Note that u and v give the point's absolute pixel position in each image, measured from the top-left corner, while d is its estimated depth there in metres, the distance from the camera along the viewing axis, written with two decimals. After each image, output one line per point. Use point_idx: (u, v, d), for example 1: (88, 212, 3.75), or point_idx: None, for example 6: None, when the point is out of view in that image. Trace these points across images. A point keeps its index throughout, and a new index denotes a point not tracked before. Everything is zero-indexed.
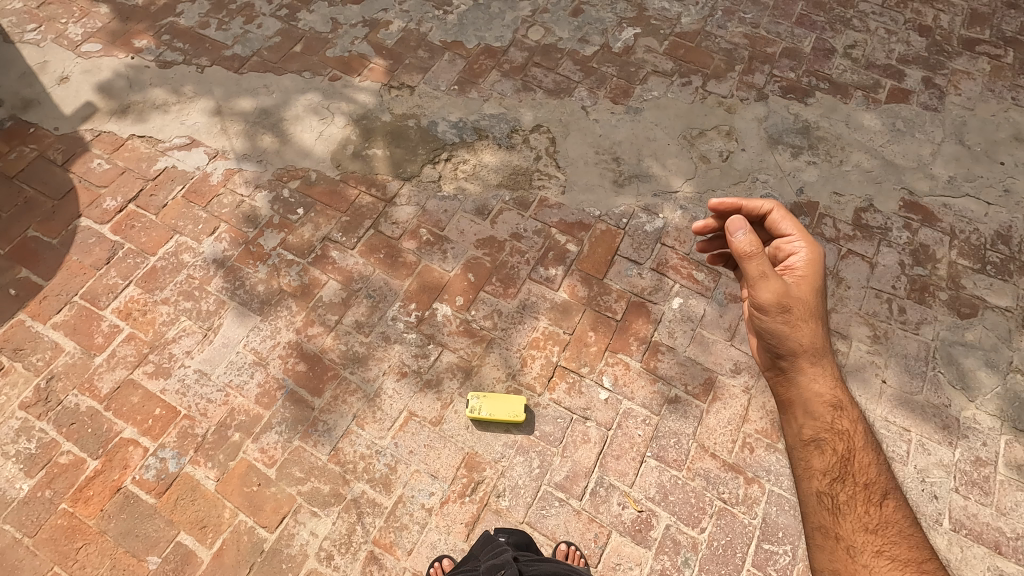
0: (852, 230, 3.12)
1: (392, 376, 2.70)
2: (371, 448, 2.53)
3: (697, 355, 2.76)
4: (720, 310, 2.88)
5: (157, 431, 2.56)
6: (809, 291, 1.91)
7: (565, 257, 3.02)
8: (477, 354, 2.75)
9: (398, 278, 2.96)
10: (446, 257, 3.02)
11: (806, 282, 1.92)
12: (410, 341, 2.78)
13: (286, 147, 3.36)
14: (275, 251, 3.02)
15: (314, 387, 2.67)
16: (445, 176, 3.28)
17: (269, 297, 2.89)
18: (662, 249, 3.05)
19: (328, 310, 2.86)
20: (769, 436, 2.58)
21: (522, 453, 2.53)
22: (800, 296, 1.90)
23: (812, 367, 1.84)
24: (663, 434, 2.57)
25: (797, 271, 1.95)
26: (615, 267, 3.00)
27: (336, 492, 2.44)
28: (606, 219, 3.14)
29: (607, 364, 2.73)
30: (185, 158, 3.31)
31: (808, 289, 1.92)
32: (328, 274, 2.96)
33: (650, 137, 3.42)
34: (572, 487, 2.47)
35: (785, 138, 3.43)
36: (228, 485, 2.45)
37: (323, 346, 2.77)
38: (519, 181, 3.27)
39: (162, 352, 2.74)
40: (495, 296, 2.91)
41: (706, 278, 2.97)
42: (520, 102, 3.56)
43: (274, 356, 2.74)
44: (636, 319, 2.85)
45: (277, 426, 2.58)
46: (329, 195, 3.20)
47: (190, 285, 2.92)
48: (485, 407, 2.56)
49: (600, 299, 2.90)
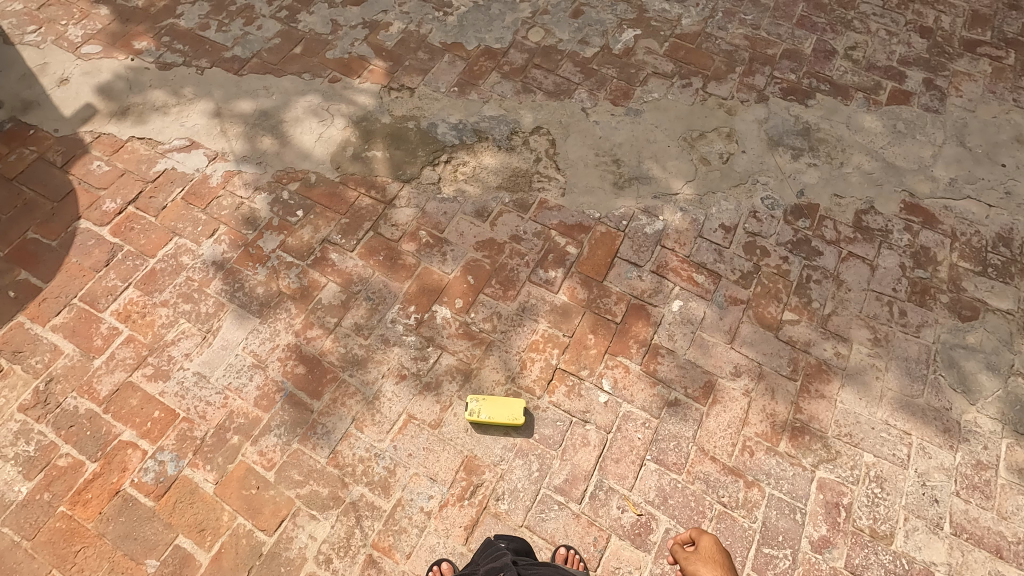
0: (853, 233, 3.12)
1: (391, 379, 2.69)
2: (370, 451, 2.53)
3: (698, 358, 2.75)
4: (721, 312, 2.87)
5: (156, 433, 2.56)
6: (711, 548, 1.94)
7: (565, 259, 3.02)
8: (476, 357, 2.75)
9: (397, 280, 2.95)
10: (445, 260, 3.02)
11: (705, 545, 1.96)
12: (409, 344, 2.78)
13: (285, 149, 3.35)
14: (275, 254, 3.02)
15: (313, 389, 2.67)
16: (445, 178, 3.28)
17: (269, 299, 2.89)
18: (662, 252, 3.04)
19: (328, 312, 2.86)
20: (769, 439, 2.57)
21: (521, 456, 2.53)
22: (700, 555, 1.92)
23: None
24: (663, 437, 2.57)
25: (703, 547, 1.96)
26: (615, 270, 2.99)
27: (335, 495, 2.44)
28: (606, 221, 3.14)
29: (607, 367, 2.72)
30: (184, 159, 3.31)
31: (709, 550, 1.93)
32: (328, 276, 2.96)
33: (650, 139, 3.41)
34: (572, 491, 2.46)
35: (786, 140, 3.42)
36: (226, 488, 2.45)
37: (323, 349, 2.77)
38: (519, 183, 3.26)
39: (161, 354, 2.74)
40: (495, 299, 2.90)
41: (707, 281, 2.96)
42: (520, 104, 3.55)
43: (273, 358, 2.74)
44: (635, 322, 2.84)
45: (276, 429, 2.58)
46: (329, 197, 3.20)
47: (189, 288, 2.92)
48: (484, 410, 2.55)
49: (600, 301, 2.89)
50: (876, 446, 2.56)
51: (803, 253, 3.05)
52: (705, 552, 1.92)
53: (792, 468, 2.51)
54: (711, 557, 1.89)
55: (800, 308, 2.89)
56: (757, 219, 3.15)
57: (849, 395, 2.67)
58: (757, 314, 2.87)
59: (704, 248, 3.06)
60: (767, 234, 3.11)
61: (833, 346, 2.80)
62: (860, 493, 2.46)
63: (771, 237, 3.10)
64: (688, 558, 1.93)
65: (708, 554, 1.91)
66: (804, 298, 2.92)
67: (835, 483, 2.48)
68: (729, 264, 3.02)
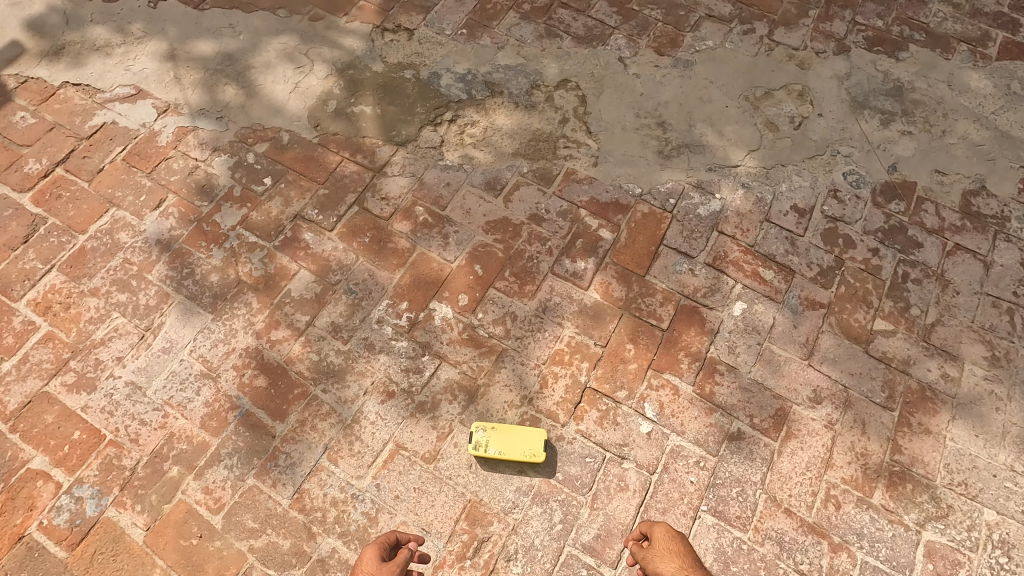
0: (960, 220, 2.48)
1: (376, 397, 2.12)
2: (345, 492, 1.98)
3: (766, 378, 2.16)
4: (794, 319, 2.26)
5: (73, 461, 2.01)
6: (664, 536, 1.68)
7: (598, 246, 2.41)
8: (484, 370, 2.17)
9: (386, 269, 2.36)
10: (447, 244, 2.42)
11: (660, 535, 1.68)
12: (399, 351, 2.20)
13: (252, 101, 2.72)
14: (234, 231, 2.41)
15: (276, 409, 2.10)
16: (450, 141, 2.66)
17: (224, 290, 2.30)
18: (719, 239, 2.42)
19: (298, 309, 2.27)
20: (861, 488, 1.99)
21: (540, 503, 1.96)
22: (655, 547, 1.64)
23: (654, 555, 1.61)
24: (723, 482, 2.00)
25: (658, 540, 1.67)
26: (660, 262, 2.37)
27: (298, 549, 1.90)
28: (649, 199, 2.51)
29: (650, 388, 2.13)
30: (128, 112, 2.67)
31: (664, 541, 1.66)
32: (299, 261, 2.36)
33: (703, 98, 2.76)
34: (605, 551, 1.90)
35: (873, 102, 2.75)
36: (160, 537, 1.90)
37: (289, 355, 2.19)
38: (541, 149, 2.63)
39: (87, 358, 2.17)
40: (508, 295, 2.31)
41: (777, 278, 2.34)
42: (542, 51, 2.88)
43: (226, 367, 2.16)
44: (686, 329, 2.24)
45: (226, 458, 2.02)
46: (304, 162, 2.58)
47: (125, 273, 2.33)
48: (493, 443, 1.99)
49: (642, 301, 2.29)
50: (1000, 499, 1.98)
51: (898, 244, 2.43)
52: (657, 542, 1.67)
53: (891, 527, 1.94)
54: (666, 547, 1.63)
55: (895, 316, 2.28)
56: (839, 200, 2.52)
57: (962, 431, 2.08)
58: (841, 323, 2.26)
59: (773, 236, 2.43)
60: (852, 219, 2.47)
61: (939, 366, 2.19)
62: (980, 563, 1.89)
63: (857, 223, 2.47)
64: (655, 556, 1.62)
65: (662, 545, 1.65)
66: (901, 302, 2.31)
67: (947, 550, 1.91)
68: (805, 257, 2.39)
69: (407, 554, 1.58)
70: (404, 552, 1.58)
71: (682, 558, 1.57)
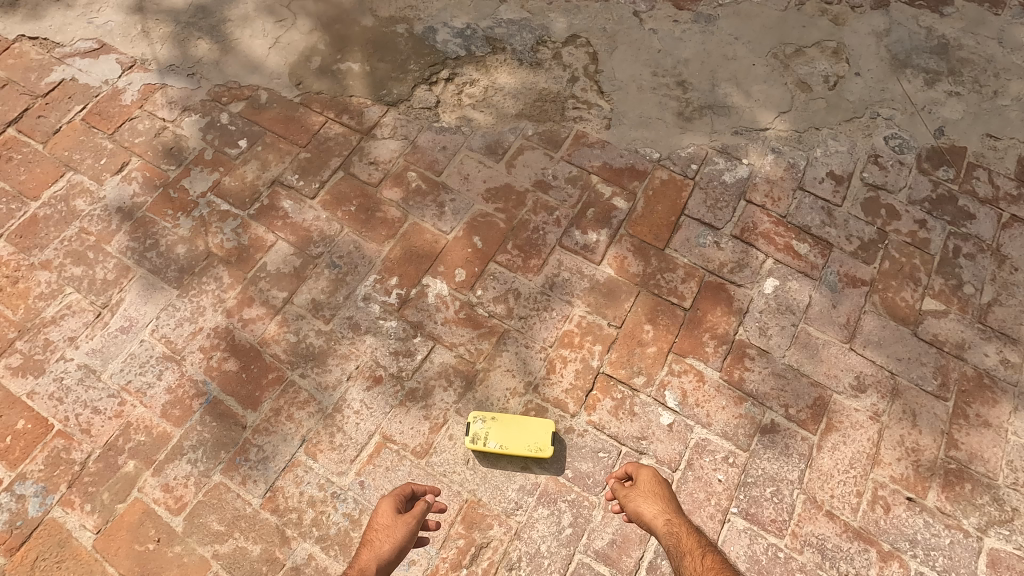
0: (1016, 189, 2.22)
1: (360, 383, 1.87)
2: (324, 491, 1.73)
3: (803, 363, 1.91)
4: (833, 297, 2.01)
5: (16, 454, 1.77)
6: (651, 480, 1.61)
7: (611, 216, 2.15)
8: (483, 354, 1.92)
9: (374, 241, 2.10)
10: (442, 213, 2.16)
11: (645, 478, 1.61)
12: (387, 332, 1.95)
13: (228, 57, 2.45)
14: (204, 198, 2.16)
15: (247, 396, 1.85)
16: (446, 102, 2.39)
17: (191, 263, 2.05)
18: (748, 209, 2.16)
19: (274, 284, 2.02)
20: (912, 488, 1.75)
21: (546, 504, 1.72)
22: (640, 492, 1.59)
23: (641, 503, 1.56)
24: (755, 480, 1.75)
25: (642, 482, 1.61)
26: (681, 233, 2.11)
27: (269, 556, 1.66)
28: (669, 164, 2.24)
29: (672, 374, 1.88)
30: (89, 68, 2.41)
31: (649, 484, 1.60)
32: (276, 231, 2.11)
33: (728, 56, 2.49)
34: (621, 560, 1.66)
35: (916, 60, 2.48)
36: (111, 541, 1.66)
37: (264, 336, 1.94)
38: (547, 110, 2.37)
39: (35, 338, 1.93)
40: (511, 270, 2.06)
41: (813, 252, 2.09)
42: (549, 4, 2.61)
43: (192, 348, 1.92)
44: (712, 308, 1.99)
45: (190, 452, 1.77)
46: (284, 123, 2.31)
47: (81, 243, 2.08)
48: (494, 436, 1.74)
49: (661, 277, 2.04)
50: None
51: (947, 215, 2.17)
52: (644, 486, 1.60)
53: (949, 533, 1.69)
54: (653, 493, 1.57)
55: (946, 295, 2.03)
56: (880, 167, 2.25)
57: None
58: (886, 302, 2.01)
59: (807, 206, 2.17)
60: (895, 187, 2.21)
61: (997, 350, 1.94)
62: None
63: (901, 192, 2.21)
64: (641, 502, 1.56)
65: (648, 489, 1.59)
66: (952, 279, 2.05)
67: (1014, 559, 1.66)
68: (844, 229, 2.13)
69: (423, 506, 1.53)
70: (419, 504, 1.52)
71: (670, 509, 1.54)
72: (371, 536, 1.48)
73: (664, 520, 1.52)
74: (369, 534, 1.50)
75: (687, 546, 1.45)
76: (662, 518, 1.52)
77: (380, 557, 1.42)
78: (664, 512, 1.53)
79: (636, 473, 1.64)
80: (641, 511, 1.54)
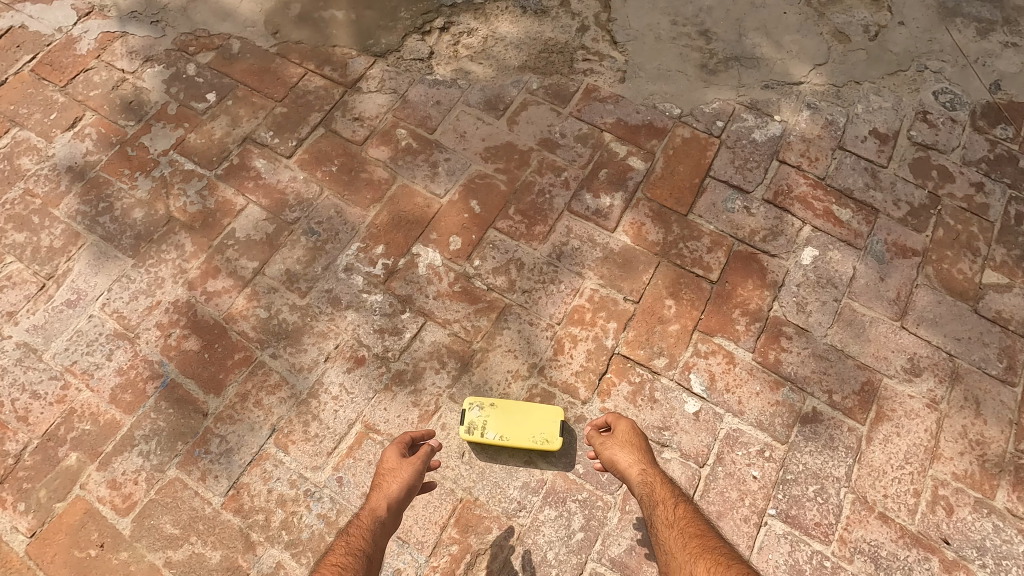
0: None
1: (340, 365, 1.63)
2: (296, 488, 1.49)
3: (848, 344, 1.66)
4: (881, 269, 1.76)
5: None
6: (628, 430, 1.44)
7: (627, 178, 1.90)
8: (481, 332, 1.68)
9: (358, 204, 1.85)
10: (435, 174, 1.91)
11: (622, 428, 1.45)
12: (372, 307, 1.71)
13: (196, 3, 2.19)
14: (165, 157, 1.91)
15: (209, 380, 1.61)
16: (441, 53, 2.13)
17: (149, 229, 1.80)
18: (781, 170, 1.91)
19: (243, 253, 1.77)
20: (978, 487, 1.51)
21: (554, 505, 1.48)
22: (617, 443, 1.42)
23: (618, 455, 1.40)
24: (795, 477, 1.51)
25: (619, 432, 1.44)
26: (706, 197, 1.86)
27: (231, 565, 1.42)
28: (691, 121, 1.99)
29: (698, 356, 1.64)
30: (42, 15, 2.16)
31: (626, 435, 1.43)
32: (247, 194, 1.86)
33: (756, 3, 2.22)
34: (641, 570, 1.42)
35: (966, 8, 2.21)
36: (48, 546, 1.43)
37: (230, 311, 1.70)
38: (553, 62, 2.11)
39: None
40: (513, 237, 1.81)
41: (856, 218, 1.83)
42: None
43: (147, 325, 1.67)
44: (742, 280, 1.74)
45: (141, 443, 1.53)
46: (258, 75, 2.06)
47: (26, 207, 1.83)
48: (493, 426, 1.51)
49: (684, 246, 1.79)
50: None
51: (1007, 177, 1.91)
52: (621, 436, 1.44)
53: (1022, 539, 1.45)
54: (629, 442, 1.42)
55: (1009, 266, 1.78)
56: (929, 124, 2.00)
57: None
58: (942, 274, 1.76)
59: (849, 167, 1.92)
60: (947, 147, 1.96)
61: None
62: None
63: (954, 152, 1.95)
64: (618, 453, 1.40)
65: (623, 438, 1.43)
66: (1015, 249, 1.80)
67: None
68: (891, 193, 1.88)
69: (429, 449, 1.41)
70: (425, 447, 1.41)
71: (646, 459, 1.40)
72: (378, 479, 1.38)
73: (639, 470, 1.37)
74: (377, 479, 1.40)
75: (660, 495, 1.34)
76: (638, 468, 1.37)
77: (389, 496, 1.32)
78: (640, 462, 1.38)
79: (613, 422, 1.47)
80: (615, 461, 1.39)
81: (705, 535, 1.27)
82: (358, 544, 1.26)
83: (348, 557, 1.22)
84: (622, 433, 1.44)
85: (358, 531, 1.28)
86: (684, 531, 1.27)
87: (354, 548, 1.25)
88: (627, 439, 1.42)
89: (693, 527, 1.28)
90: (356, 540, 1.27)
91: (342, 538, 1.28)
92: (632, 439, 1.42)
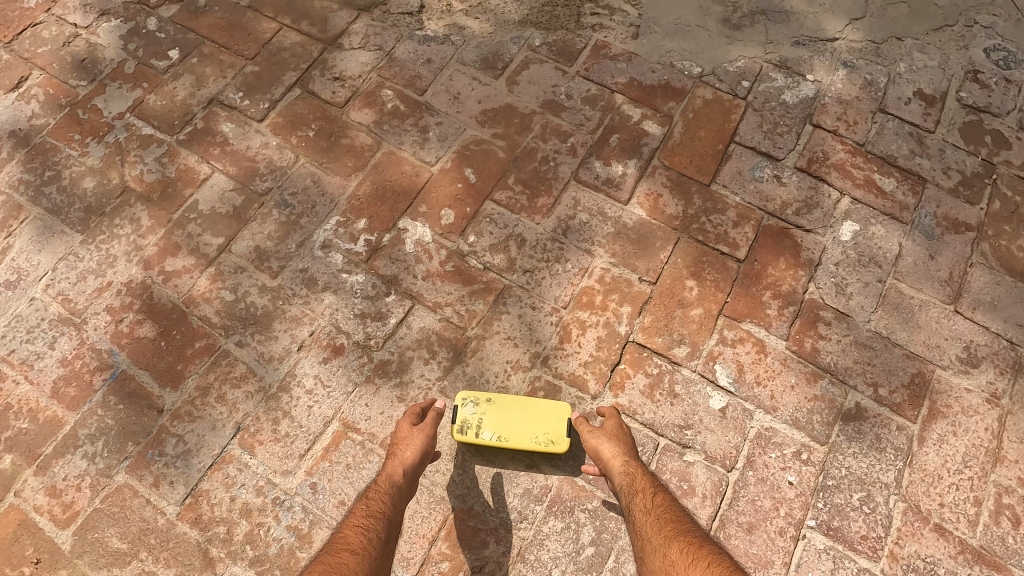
0: None
1: (316, 354, 1.43)
2: (263, 496, 1.30)
3: (894, 330, 1.46)
4: (930, 245, 1.55)
5: None
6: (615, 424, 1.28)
7: (641, 145, 1.68)
8: (476, 317, 1.47)
9: (337, 173, 1.64)
10: (425, 139, 1.69)
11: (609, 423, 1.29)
12: (353, 288, 1.50)
13: None
14: (121, 120, 1.69)
15: (166, 371, 1.41)
16: (432, 6, 1.91)
17: (101, 201, 1.59)
18: (815, 135, 1.69)
19: (206, 228, 1.56)
20: None
21: (560, 515, 1.29)
22: (601, 434, 1.26)
23: (599, 444, 1.24)
24: (838, 484, 1.31)
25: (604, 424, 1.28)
26: (731, 165, 1.65)
27: None
28: (714, 81, 1.77)
29: (724, 344, 1.44)
30: None
31: (612, 428, 1.28)
32: (212, 162, 1.64)
33: None
34: None
35: None
36: None
37: (191, 293, 1.49)
38: (558, 17, 1.88)
39: None
40: (513, 209, 1.60)
41: (901, 188, 1.62)
42: None
43: (96, 309, 1.47)
44: (774, 258, 1.53)
45: (85, 445, 1.34)
46: (227, 30, 1.84)
47: None
48: (489, 425, 1.31)
49: (706, 220, 1.58)
50: None
51: None
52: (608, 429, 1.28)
53: None
54: (614, 434, 1.26)
55: None
56: (981, 84, 1.78)
57: None
58: (999, 251, 1.55)
59: (891, 132, 1.70)
60: (1001, 109, 1.74)
61: None
62: None
63: (1009, 115, 1.73)
64: (602, 443, 1.24)
65: (610, 430, 1.27)
66: None
67: None
68: (939, 160, 1.66)
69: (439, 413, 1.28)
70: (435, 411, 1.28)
71: (631, 452, 1.24)
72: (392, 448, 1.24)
73: (622, 461, 1.22)
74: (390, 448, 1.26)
75: (641, 485, 1.19)
76: (621, 459, 1.22)
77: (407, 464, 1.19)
78: (624, 453, 1.23)
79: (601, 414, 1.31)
80: (597, 451, 1.24)
81: (685, 525, 1.13)
82: (379, 506, 1.15)
83: (370, 520, 1.12)
84: (608, 424, 1.28)
85: (378, 494, 1.17)
86: (662, 520, 1.13)
87: (375, 511, 1.14)
88: (613, 430, 1.27)
89: (671, 514, 1.15)
90: (376, 503, 1.15)
91: (361, 502, 1.17)
92: (617, 431, 1.27)
